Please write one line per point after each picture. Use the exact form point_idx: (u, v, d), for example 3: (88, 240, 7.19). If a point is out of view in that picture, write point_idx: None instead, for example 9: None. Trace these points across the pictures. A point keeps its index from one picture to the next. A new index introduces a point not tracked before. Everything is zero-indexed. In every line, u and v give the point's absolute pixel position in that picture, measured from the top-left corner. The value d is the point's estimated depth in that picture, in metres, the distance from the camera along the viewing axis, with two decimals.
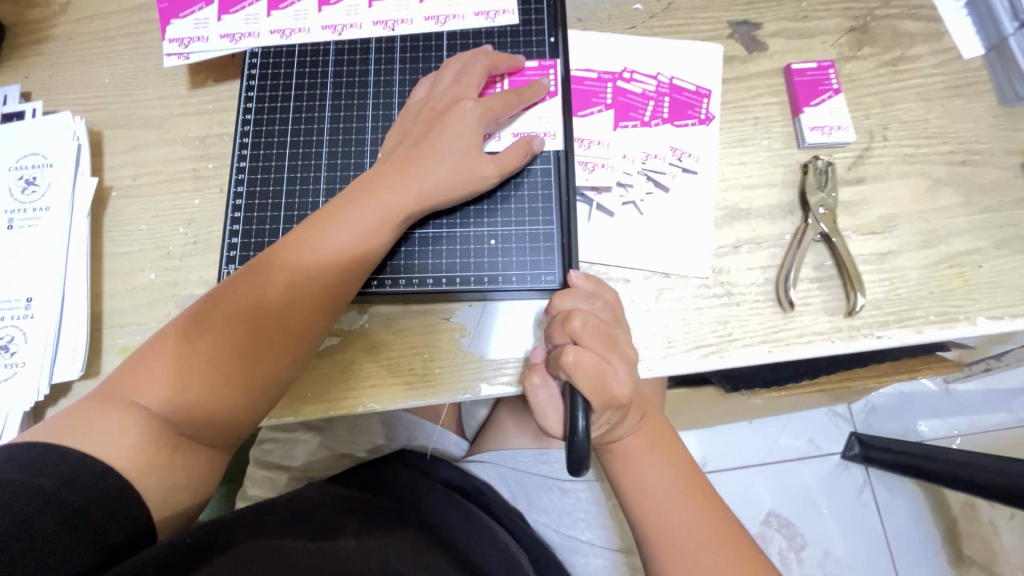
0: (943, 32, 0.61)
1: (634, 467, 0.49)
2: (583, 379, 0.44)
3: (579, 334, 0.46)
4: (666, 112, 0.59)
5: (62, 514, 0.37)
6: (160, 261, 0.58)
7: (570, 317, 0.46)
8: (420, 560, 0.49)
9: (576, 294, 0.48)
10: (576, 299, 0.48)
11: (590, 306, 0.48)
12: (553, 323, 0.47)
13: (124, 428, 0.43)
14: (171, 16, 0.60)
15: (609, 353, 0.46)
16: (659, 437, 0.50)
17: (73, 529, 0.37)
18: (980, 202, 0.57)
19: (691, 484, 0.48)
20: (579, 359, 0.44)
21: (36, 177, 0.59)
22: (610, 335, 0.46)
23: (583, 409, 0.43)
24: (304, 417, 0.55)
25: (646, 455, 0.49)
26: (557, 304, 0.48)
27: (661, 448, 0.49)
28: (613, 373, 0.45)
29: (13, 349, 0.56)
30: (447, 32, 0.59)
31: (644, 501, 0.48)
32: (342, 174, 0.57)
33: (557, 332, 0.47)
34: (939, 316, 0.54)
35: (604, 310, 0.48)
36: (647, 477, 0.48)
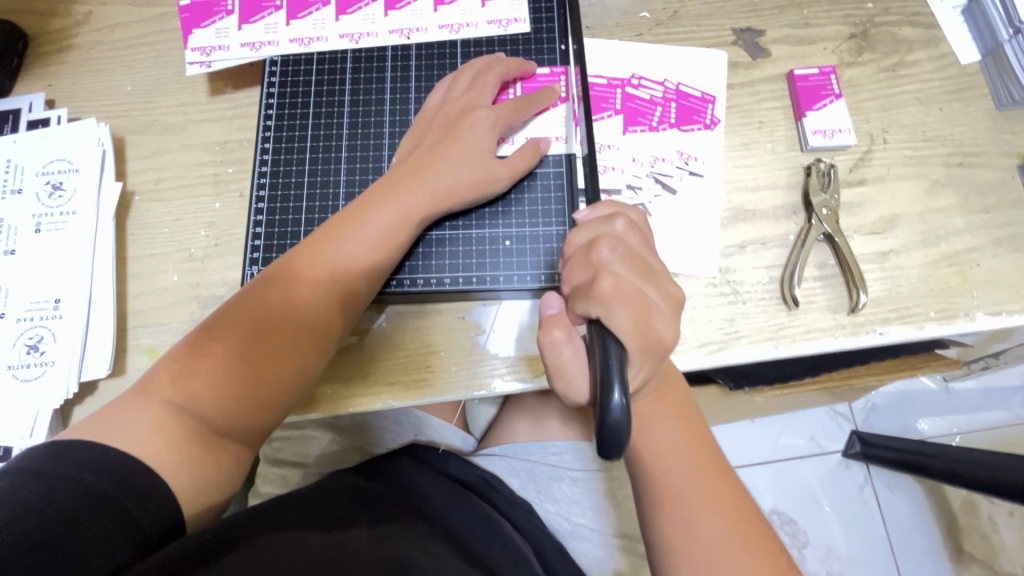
0: (941, 38, 0.63)
1: (650, 443, 0.47)
2: (618, 306, 0.41)
3: (607, 262, 0.43)
4: (673, 117, 0.61)
5: (104, 507, 0.39)
6: (183, 264, 0.60)
7: (595, 245, 0.44)
8: (431, 549, 0.51)
9: (594, 223, 0.46)
10: (594, 228, 0.46)
11: (613, 227, 0.46)
12: (576, 256, 0.45)
13: (157, 425, 0.45)
14: (193, 25, 0.62)
15: (644, 280, 0.43)
16: (678, 413, 0.48)
17: (115, 519, 0.39)
18: (977, 203, 0.59)
19: (707, 464, 0.47)
20: (616, 286, 0.42)
21: (62, 182, 0.61)
22: (642, 262, 0.44)
23: (619, 384, 0.37)
24: (324, 413, 0.56)
25: (669, 442, 0.47)
26: (575, 240, 0.46)
27: (680, 426, 0.48)
28: (648, 304, 0.42)
29: (41, 349, 0.57)
30: (461, 40, 0.61)
31: (659, 477, 0.46)
32: (361, 177, 0.58)
33: (583, 263, 0.44)
34: (939, 313, 0.56)
35: (635, 236, 0.45)
36: (663, 455, 0.47)
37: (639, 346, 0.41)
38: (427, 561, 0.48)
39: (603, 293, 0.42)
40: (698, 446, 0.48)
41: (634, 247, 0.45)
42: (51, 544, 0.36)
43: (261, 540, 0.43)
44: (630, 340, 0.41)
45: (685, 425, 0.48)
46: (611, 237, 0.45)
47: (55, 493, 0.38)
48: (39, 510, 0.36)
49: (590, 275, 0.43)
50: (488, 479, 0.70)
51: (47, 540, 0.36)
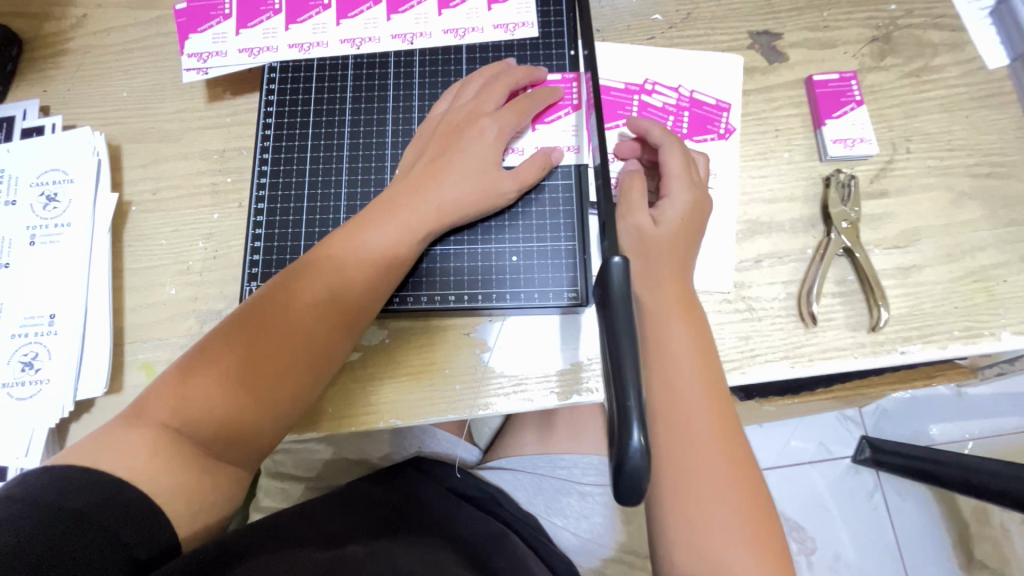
0: (967, 42, 0.60)
1: (666, 374, 0.45)
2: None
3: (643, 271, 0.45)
4: (686, 126, 0.59)
5: (96, 537, 0.38)
6: (180, 277, 0.58)
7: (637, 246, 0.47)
8: (429, 559, 0.49)
9: (634, 213, 0.50)
10: (636, 219, 0.49)
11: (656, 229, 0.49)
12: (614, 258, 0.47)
13: (152, 449, 0.43)
14: (189, 30, 0.60)
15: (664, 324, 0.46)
16: (703, 354, 0.47)
17: (105, 548, 0.38)
18: (1004, 216, 0.56)
19: (722, 413, 0.45)
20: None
21: (56, 193, 0.59)
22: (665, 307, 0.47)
23: (639, 421, 0.32)
24: (325, 433, 0.55)
25: (697, 433, 0.44)
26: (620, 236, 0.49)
27: (702, 366, 0.46)
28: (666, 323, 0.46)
29: (36, 366, 0.56)
30: (467, 46, 0.59)
31: (666, 409, 0.44)
32: (363, 190, 0.56)
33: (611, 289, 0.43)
34: (963, 332, 0.53)
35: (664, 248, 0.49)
36: (679, 388, 0.45)
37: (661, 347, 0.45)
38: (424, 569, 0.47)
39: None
40: (716, 392, 0.45)
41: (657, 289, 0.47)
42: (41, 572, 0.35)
43: (255, 558, 0.41)
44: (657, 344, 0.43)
45: (707, 364, 0.46)
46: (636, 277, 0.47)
47: (46, 523, 0.36)
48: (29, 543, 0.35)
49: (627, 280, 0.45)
50: (493, 494, 0.68)
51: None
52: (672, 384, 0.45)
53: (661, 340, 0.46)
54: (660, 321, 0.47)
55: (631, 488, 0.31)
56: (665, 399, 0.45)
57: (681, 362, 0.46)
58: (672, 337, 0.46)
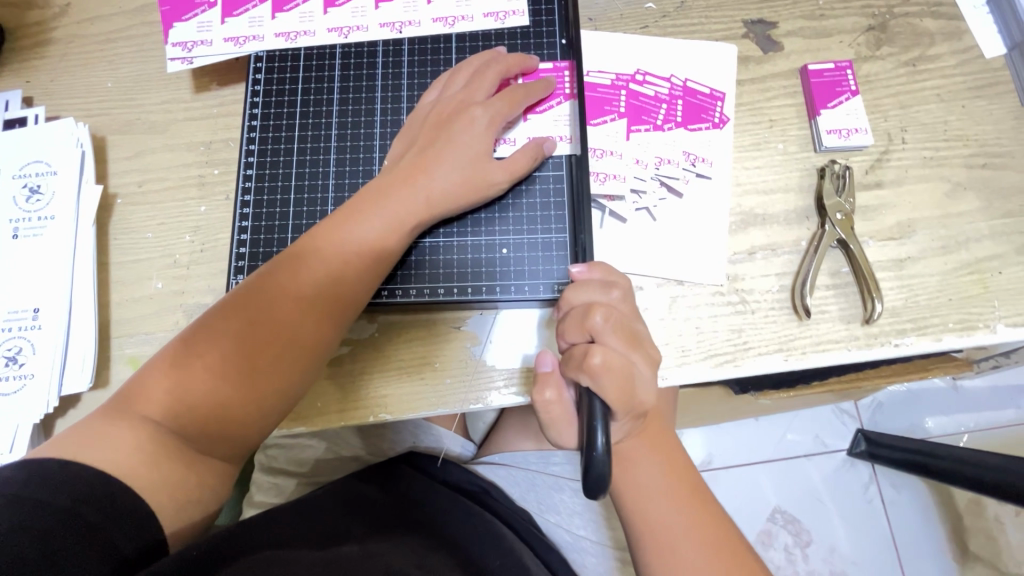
0: (964, 31, 0.59)
1: (648, 515, 0.45)
2: (608, 379, 0.42)
3: (600, 330, 0.44)
4: (679, 115, 0.58)
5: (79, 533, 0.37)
6: (167, 270, 0.58)
7: (590, 312, 0.44)
8: (425, 562, 0.48)
9: (591, 286, 0.47)
10: (592, 290, 0.46)
11: (609, 296, 0.46)
12: (571, 318, 0.46)
13: (134, 445, 0.42)
14: (173, 19, 0.58)
15: (632, 352, 0.44)
16: (679, 482, 0.47)
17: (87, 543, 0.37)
18: (1000, 207, 0.56)
19: (717, 536, 0.45)
20: (605, 360, 0.42)
21: (40, 185, 0.58)
22: (630, 331, 0.45)
23: (601, 423, 0.40)
24: (314, 428, 0.54)
25: (642, 461, 0.47)
26: (571, 299, 0.47)
27: (681, 494, 0.46)
28: (634, 374, 0.43)
29: (20, 361, 0.55)
30: (456, 34, 0.58)
31: (659, 553, 0.45)
32: (351, 181, 0.56)
33: (573, 327, 0.45)
34: (958, 324, 0.53)
35: (621, 301, 0.46)
36: (665, 527, 0.45)
37: (623, 408, 0.42)
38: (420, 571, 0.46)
39: (594, 367, 0.42)
40: (704, 513, 0.46)
41: (625, 314, 0.46)
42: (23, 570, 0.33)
43: (253, 556, 0.41)
44: (617, 402, 0.42)
45: (683, 488, 0.47)
46: (605, 305, 0.45)
47: (26, 519, 0.35)
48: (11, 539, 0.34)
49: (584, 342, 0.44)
50: (487, 488, 0.68)
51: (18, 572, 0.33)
52: (658, 529, 0.45)
53: (633, 482, 0.46)
54: (629, 460, 0.47)
55: (597, 480, 0.37)
56: (658, 544, 0.45)
57: (660, 497, 0.46)
58: (644, 474, 0.46)
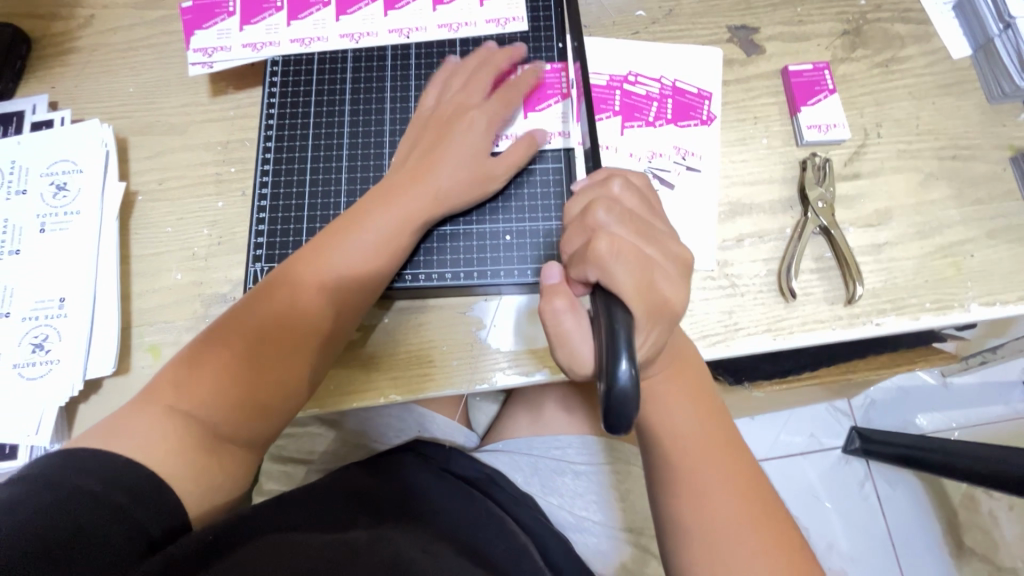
0: (932, 34, 0.64)
1: (676, 455, 0.46)
2: (619, 267, 0.40)
3: (602, 225, 0.42)
4: (670, 113, 0.62)
5: (108, 514, 0.38)
6: (186, 262, 0.61)
7: (590, 209, 0.42)
8: (431, 548, 0.50)
9: (590, 188, 0.45)
10: (593, 190, 0.45)
11: (610, 193, 0.44)
12: (575, 223, 0.44)
13: (161, 431, 0.44)
14: (194, 27, 0.62)
15: (643, 242, 0.42)
16: (710, 427, 0.47)
17: (118, 523, 0.38)
18: (970, 195, 0.59)
19: (745, 483, 0.45)
20: (612, 248, 0.40)
21: (66, 183, 0.62)
22: (640, 222, 0.43)
23: (627, 351, 0.35)
24: (328, 410, 0.57)
25: (673, 399, 0.47)
26: (571, 209, 0.45)
27: (713, 436, 0.47)
28: (648, 263, 0.41)
29: (46, 348, 0.58)
30: (460, 39, 0.62)
31: (686, 496, 0.45)
32: (362, 175, 0.59)
33: (579, 228, 0.43)
34: (934, 304, 0.56)
35: (627, 199, 0.44)
36: (692, 473, 0.45)
37: (642, 306, 0.39)
38: (429, 561, 0.47)
39: (601, 255, 0.40)
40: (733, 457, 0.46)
41: (631, 208, 0.44)
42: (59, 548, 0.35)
43: (268, 536, 0.43)
44: (634, 299, 0.39)
45: (715, 434, 0.46)
46: (606, 199, 0.43)
47: (59, 501, 0.37)
48: (47, 518, 0.36)
49: (587, 240, 0.42)
50: (490, 475, 0.70)
51: (52, 550, 0.35)
52: (686, 473, 0.45)
53: (664, 423, 0.46)
54: (659, 400, 0.46)
55: (624, 401, 0.34)
56: (687, 483, 0.45)
57: (691, 440, 0.46)
58: (674, 413, 0.46)
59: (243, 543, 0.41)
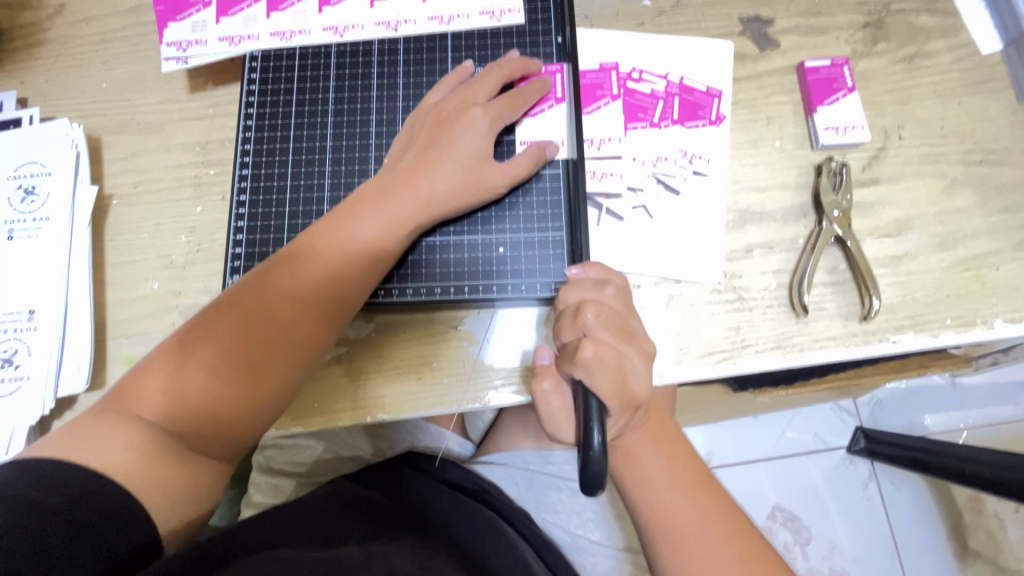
0: (960, 27, 0.59)
1: (655, 505, 0.44)
2: (599, 372, 0.40)
3: (591, 327, 0.42)
4: (676, 113, 0.58)
5: (76, 532, 0.35)
6: (163, 271, 0.57)
7: (581, 309, 0.43)
8: (427, 564, 0.47)
9: (583, 283, 0.45)
10: (584, 288, 0.45)
11: (601, 295, 0.45)
12: (563, 317, 0.44)
13: (129, 444, 0.40)
14: (168, 19, 0.58)
15: (624, 347, 0.43)
16: (688, 471, 0.46)
17: (82, 542, 0.35)
18: (997, 203, 0.56)
19: (730, 525, 0.44)
20: (597, 353, 0.41)
21: (35, 186, 0.58)
22: (625, 326, 0.43)
23: (599, 423, 0.39)
24: (311, 428, 0.54)
25: (649, 454, 0.46)
26: (564, 299, 0.45)
27: (691, 483, 0.45)
28: (626, 367, 0.42)
29: (16, 362, 0.55)
30: (452, 32, 0.58)
31: (672, 547, 0.43)
32: (346, 181, 0.55)
33: (567, 326, 0.43)
34: (956, 320, 0.53)
35: (615, 300, 0.45)
36: (675, 521, 0.44)
37: (617, 406, 0.41)
38: None
39: (586, 360, 0.40)
40: (714, 503, 0.45)
41: (617, 311, 0.44)
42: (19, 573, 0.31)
43: (250, 557, 0.40)
44: (611, 401, 0.40)
45: (693, 479, 0.45)
46: (597, 302, 0.44)
47: (21, 518, 0.33)
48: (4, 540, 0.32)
49: (576, 338, 0.42)
50: (486, 486, 0.67)
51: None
52: (668, 525, 0.44)
53: (639, 473, 0.45)
54: (632, 450, 0.46)
55: (594, 481, 0.37)
56: (668, 539, 0.43)
57: (667, 486, 0.45)
58: (650, 466, 0.45)
59: (226, 564, 0.38)
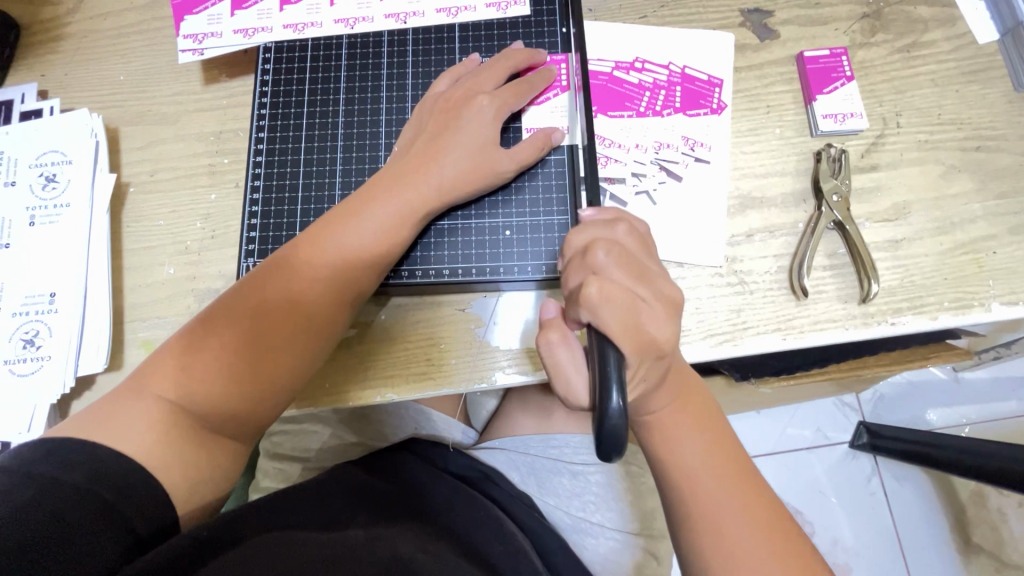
0: (958, 17, 0.61)
1: (691, 486, 0.45)
2: (608, 309, 0.41)
3: (600, 264, 0.43)
4: (678, 101, 0.59)
5: (95, 511, 0.37)
6: (179, 256, 0.59)
7: (589, 249, 0.44)
8: (429, 548, 0.49)
9: (593, 225, 0.46)
10: (593, 228, 0.46)
11: (612, 233, 0.46)
12: (573, 260, 0.45)
13: (149, 425, 0.42)
14: (184, 12, 0.60)
15: (636, 283, 0.43)
16: (725, 458, 0.46)
17: (101, 519, 0.37)
18: (994, 188, 0.57)
19: (766, 514, 0.44)
20: (603, 290, 0.41)
21: (55, 174, 0.60)
22: (635, 263, 0.44)
23: (617, 385, 0.38)
24: (323, 409, 0.55)
25: (684, 434, 0.46)
26: (572, 243, 0.46)
27: (727, 469, 0.46)
28: (639, 306, 0.42)
29: (37, 343, 0.57)
30: (459, 24, 0.59)
31: (705, 528, 0.44)
32: (357, 168, 0.57)
33: (576, 268, 0.44)
34: (953, 303, 0.54)
35: (627, 237, 0.46)
36: (711, 504, 0.44)
37: (633, 343, 0.41)
38: (425, 558, 0.46)
39: (591, 298, 0.41)
40: (750, 489, 0.45)
41: (629, 249, 0.45)
42: (41, 547, 0.34)
43: (261, 538, 0.41)
44: (626, 339, 0.41)
45: (729, 464, 0.46)
46: (606, 240, 0.45)
47: (43, 495, 0.36)
48: (28, 516, 0.35)
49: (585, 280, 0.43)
50: (488, 473, 0.68)
51: (32, 555, 0.33)
52: (703, 506, 0.44)
53: (676, 456, 0.46)
54: (670, 433, 0.46)
55: (612, 440, 0.37)
56: (701, 519, 0.44)
57: (702, 470, 0.45)
58: (687, 446, 0.46)
59: (236, 543, 0.40)
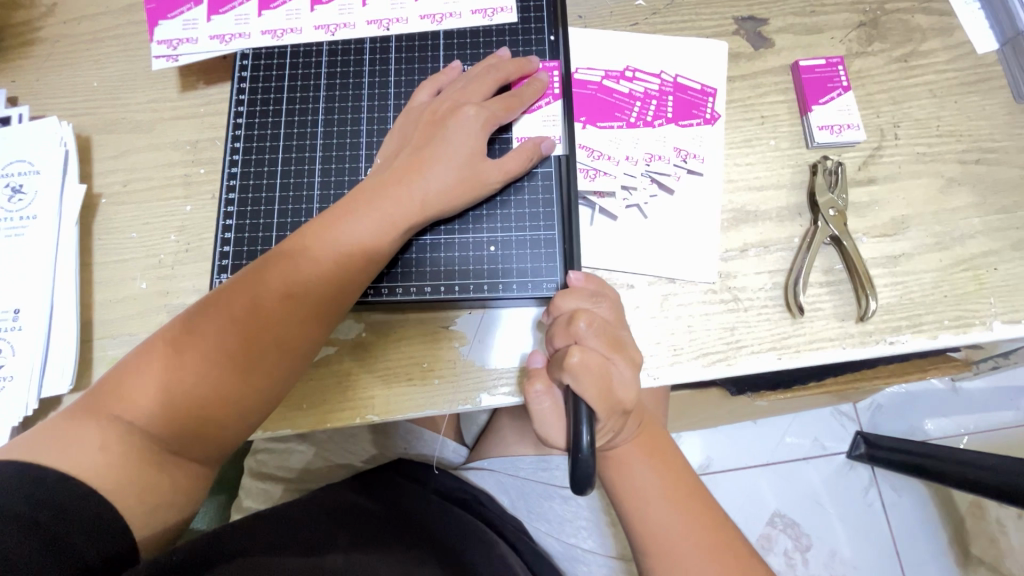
0: (955, 26, 0.59)
1: (648, 518, 0.44)
2: (588, 379, 0.42)
3: (583, 335, 0.45)
4: (670, 112, 0.57)
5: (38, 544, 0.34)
6: (151, 270, 0.57)
7: (574, 317, 0.45)
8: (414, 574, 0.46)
9: (579, 294, 0.48)
10: (580, 298, 0.47)
11: (595, 307, 0.47)
12: (557, 324, 0.46)
13: (106, 448, 0.40)
14: (159, 17, 0.58)
15: (613, 354, 0.45)
16: (678, 485, 0.45)
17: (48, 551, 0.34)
18: (994, 203, 0.55)
19: (723, 539, 0.43)
20: (584, 360, 0.43)
21: (23, 185, 0.58)
22: (615, 335, 0.45)
23: (587, 423, 0.41)
24: (299, 430, 0.53)
25: (641, 464, 0.46)
26: (558, 308, 0.47)
27: (681, 495, 0.45)
28: (616, 375, 0.44)
29: (1, 362, 0.54)
30: (444, 31, 0.57)
31: (662, 559, 0.43)
32: (337, 179, 0.55)
33: (559, 334, 0.46)
34: (954, 321, 0.52)
35: (607, 311, 0.47)
36: (668, 533, 0.43)
37: (606, 411, 0.43)
38: None
39: (573, 366, 0.43)
40: (705, 515, 0.44)
41: (609, 322, 0.47)
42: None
43: (229, 565, 0.39)
44: (599, 406, 0.42)
45: (683, 490, 0.45)
46: (590, 312, 0.46)
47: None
48: None
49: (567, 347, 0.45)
50: (476, 495, 0.67)
51: None
52: (660, 536, 0.43)
53: (631, 485, 0.45)
54: (624, 463, 0.46)
55: (584, 478, 0.39)
56: (658, 549, 0.43)
57: (657, 499, 0.44)
58: (641, 476, 0.45)
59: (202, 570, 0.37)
